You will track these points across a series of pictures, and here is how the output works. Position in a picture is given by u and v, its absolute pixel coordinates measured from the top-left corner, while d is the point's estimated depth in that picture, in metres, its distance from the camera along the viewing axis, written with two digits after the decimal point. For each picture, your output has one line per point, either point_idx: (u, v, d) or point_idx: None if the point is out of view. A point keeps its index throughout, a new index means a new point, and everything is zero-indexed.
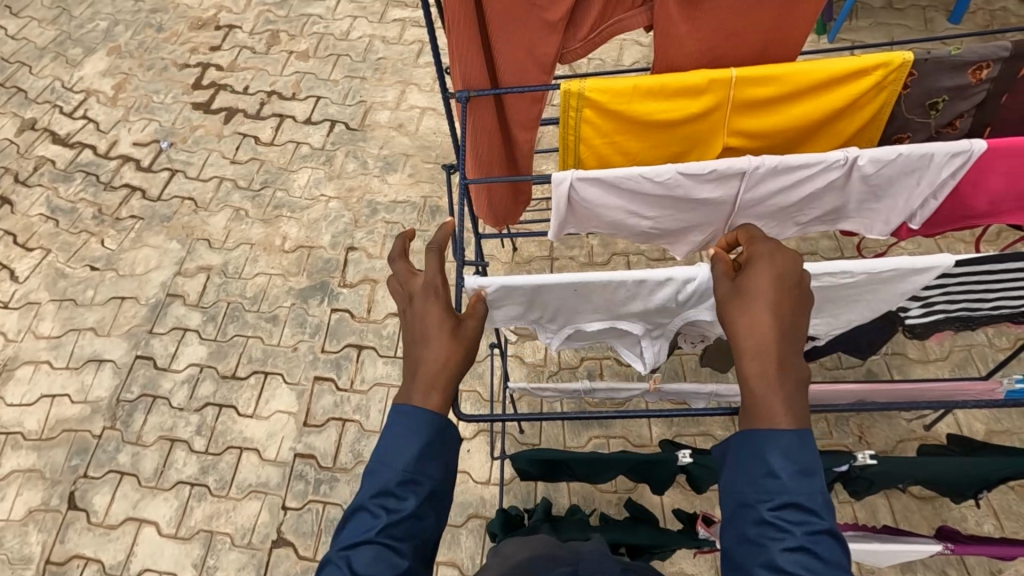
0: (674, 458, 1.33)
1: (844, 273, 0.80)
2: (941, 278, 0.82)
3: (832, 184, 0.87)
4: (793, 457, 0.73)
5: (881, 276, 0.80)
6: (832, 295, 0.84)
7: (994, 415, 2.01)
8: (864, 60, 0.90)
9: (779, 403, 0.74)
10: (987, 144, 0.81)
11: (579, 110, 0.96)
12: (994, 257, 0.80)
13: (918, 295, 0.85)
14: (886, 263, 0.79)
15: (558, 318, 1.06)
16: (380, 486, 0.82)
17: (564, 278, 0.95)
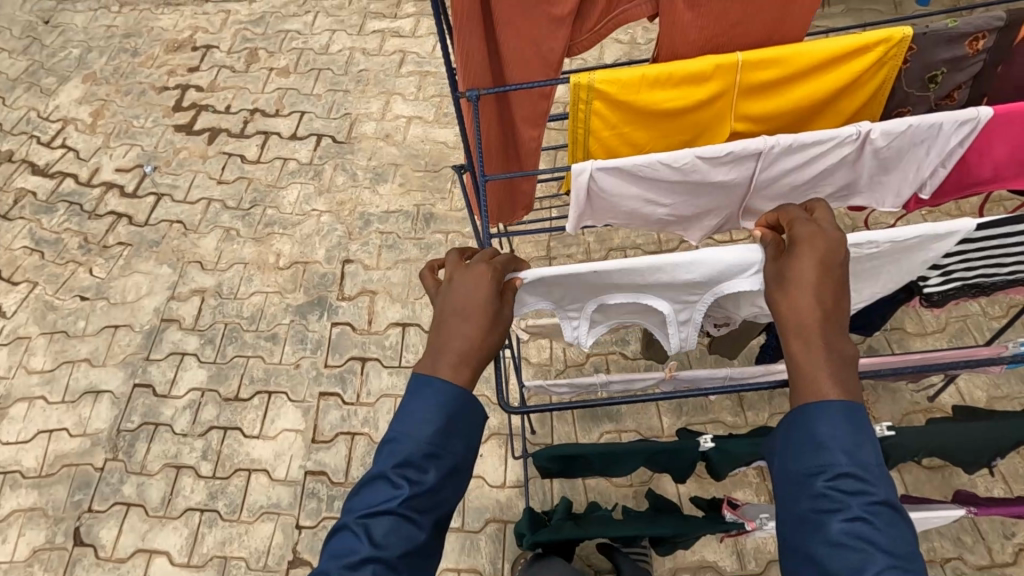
0: (695, 445, 1.35)
1: (871, 243, 0.81)
2: (961, 244, 0.83)
3: (845, 160, 0.88)
4: (843, 426, 0.76)
5: (904, 244, 0.82)
6: (856, 266, 0.85)
7: (995, 381, 2.05)
8: (866, 37, 0.92)
9: (827, 379, 0.77)
10: (994, 111, 0.83)
11: (588, 103, 0.97)
12: (1013, 220, 0.82)
13: (938, 262, 0.87)
14: (908, 231, 0.81)
15: (584, 296, 1.03)
16: (401, 456, 0.82)
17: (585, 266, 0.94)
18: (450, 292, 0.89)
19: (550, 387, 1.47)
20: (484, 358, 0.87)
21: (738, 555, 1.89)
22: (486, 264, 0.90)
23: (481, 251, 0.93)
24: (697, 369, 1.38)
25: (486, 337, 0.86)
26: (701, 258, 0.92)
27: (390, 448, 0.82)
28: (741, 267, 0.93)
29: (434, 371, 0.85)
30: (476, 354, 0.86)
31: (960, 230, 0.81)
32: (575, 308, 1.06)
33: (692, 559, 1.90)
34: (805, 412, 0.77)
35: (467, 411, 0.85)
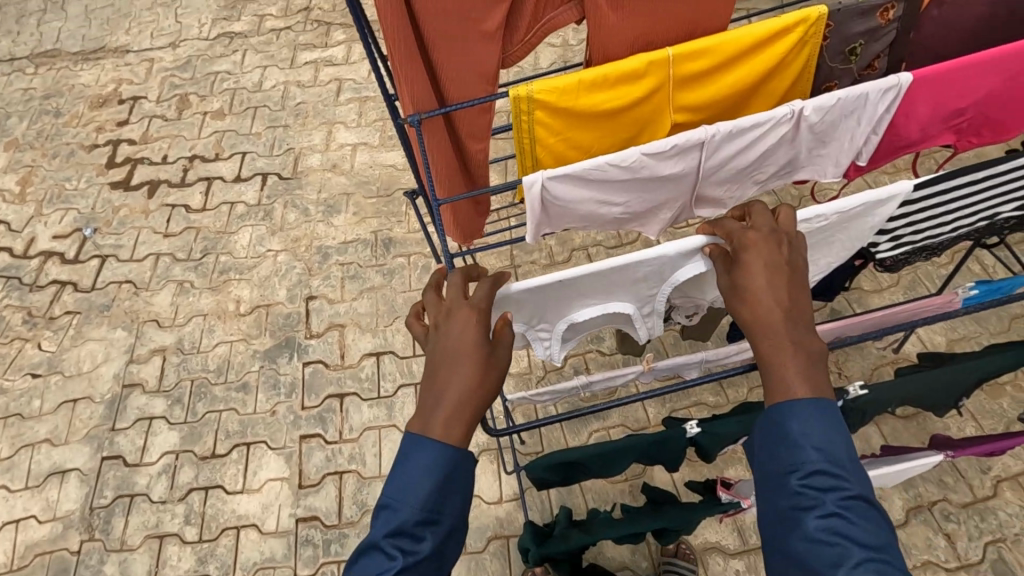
0: (682, 432, 1.36)
1: (820, 216, 0.84)
2: (903, 206, 0.86)
3: (784, 138, 0.91)
4: (815, 425, 0.77)
5: (850, 213, 0.85)
6: (810, 239, 0.88)
7: (951, 325, 2.15)
8: (786, 19, 0.95)
9: (795, 380, 0.78)
10: (914, 75, 0.87)
11: (530, 113, 0.98)
12: (948, 175, 0.85)
13: (885, 227, 0.90)
14: (852, 200, 0.84)
15: (554, 312, 1.03)
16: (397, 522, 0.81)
17: (553, 275, 0.94)
18: (437, 341, 0.88)
19: (533, 395, 1.45)
20: (479, 408, 0.85)
21: (739, 531, 1.92)
22: (469, 305, 0.89)
23: (458, 290, 0.92)
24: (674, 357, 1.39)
25: (477, 387, 0.84)
26: (659, 252, 0.93)
27: (385, 515, 0.81)
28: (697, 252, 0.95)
29: (426, 430, 0.83)
30: (467, 407, 0.84)
31: (886, 199, 0.84)
32: (546, 326, 1.06)
33: (696, 544, 1.92)
34: (777, 412, 0.79)
35: (458, 472, 0.84)
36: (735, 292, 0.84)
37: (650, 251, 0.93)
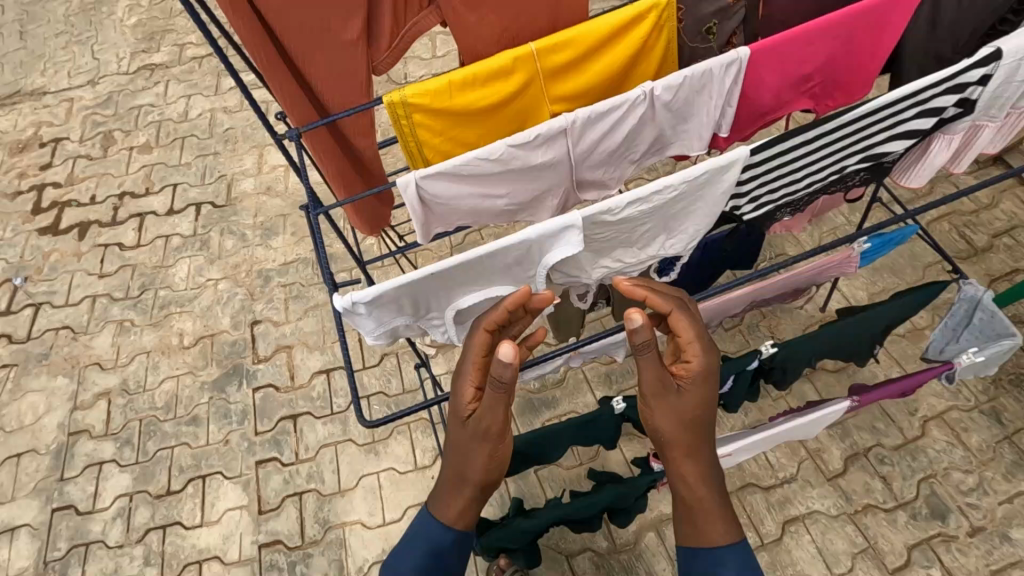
0: (610, 409, 1.40)
1: (667, 187, 0.82)
2: (749, 168, 0.86)
3: (645, 118, 0.96)
4: (731, 558, 0.98)
5: (700, 180, 0.83)
6: (667, 208, 0.86)
7: (870, 279, 2.26)
8: (639, 6, 1.01)
9: (715, 519, 1.00)
10: (755, 48, 0.92)
11: (409, 117, 1.01)
12: (790, 135, 0.85)
13: (740, 191, 0.92)
14: (699, 167, 0.81)
15: (436, 304, 0.89)
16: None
17: (416, 272, 0.79)
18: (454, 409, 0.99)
19: None
20: (467, 482, 0.97)
21: None
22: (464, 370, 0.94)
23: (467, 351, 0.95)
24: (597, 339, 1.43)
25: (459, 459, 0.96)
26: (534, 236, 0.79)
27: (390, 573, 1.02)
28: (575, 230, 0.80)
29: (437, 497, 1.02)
30: (460, 479, 0.98)
31: (736, 182, 0.86)
32: (433, 317, 0.93)
33: (651, 517, 1.98)
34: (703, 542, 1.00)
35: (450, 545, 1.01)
36: (667, 403, 0.97)
37: (492, 245, 0.79)
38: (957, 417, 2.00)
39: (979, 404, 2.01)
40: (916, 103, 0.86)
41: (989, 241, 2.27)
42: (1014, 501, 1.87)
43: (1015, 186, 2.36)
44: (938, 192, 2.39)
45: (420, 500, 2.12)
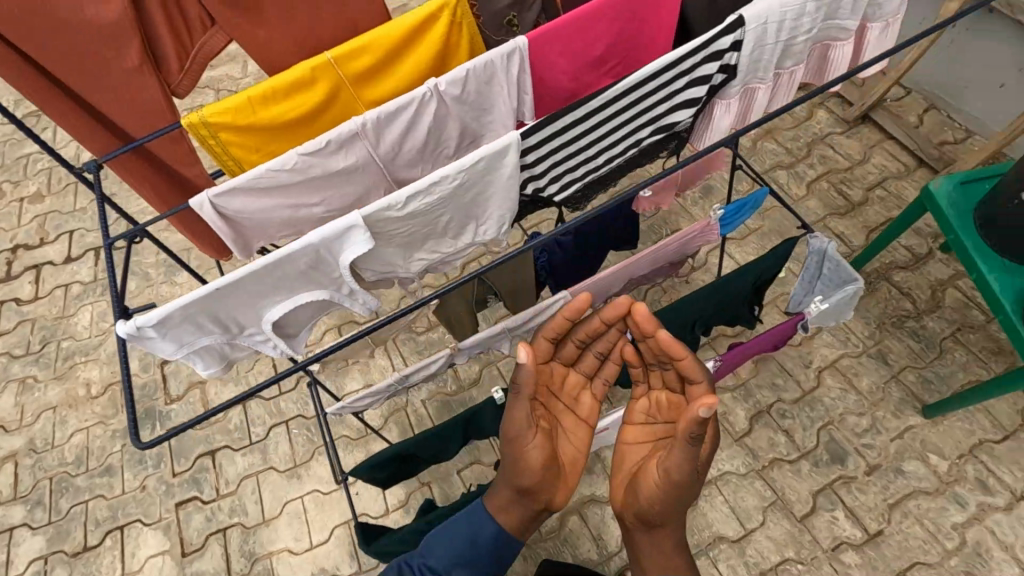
0: (490, 401, 1.44)
1: (444, 179, 0.84)
2: (531, 152, 0.89)
3: (442, 114, 0.98)
4: None
5: (477, 168, 0.85)
6: (455, 196, 0.89)
7: (760, 244, 2.36)
8: (431, 6, 1.03)
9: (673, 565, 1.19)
10: (535, 36, 0.96)
11: (215, 136, 1.01)
12: (566, 113, 0.87)
13: (536, 174, 0.94)
14: (471, 157, 0.84)
15: (245, 319, 0.90)
16: (426, 568, 1.22)
17: (204, 289, 0.79)
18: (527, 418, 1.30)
19: (352, 403, 1.52)
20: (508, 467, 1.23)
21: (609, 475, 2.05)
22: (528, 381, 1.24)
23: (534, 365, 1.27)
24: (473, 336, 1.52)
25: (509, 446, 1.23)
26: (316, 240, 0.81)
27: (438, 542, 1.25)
28: (358, 229, 0.82)
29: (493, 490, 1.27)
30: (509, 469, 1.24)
31: (522, 160, 0.89)
32: (248, 332, 0.93)
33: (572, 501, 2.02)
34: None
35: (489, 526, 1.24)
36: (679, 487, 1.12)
37: (271, 255, 0.80)
38: (847, 363, 2.10)
39: (867, 349, 2.12)
40: (682, 69, 0.91)
41: (864, 195, 2.40)
42: (905, 435, 1.97)
43: (883, 140, 2.50)
44: (815, 154, 2.52)
45: (346, 518, 2.11)
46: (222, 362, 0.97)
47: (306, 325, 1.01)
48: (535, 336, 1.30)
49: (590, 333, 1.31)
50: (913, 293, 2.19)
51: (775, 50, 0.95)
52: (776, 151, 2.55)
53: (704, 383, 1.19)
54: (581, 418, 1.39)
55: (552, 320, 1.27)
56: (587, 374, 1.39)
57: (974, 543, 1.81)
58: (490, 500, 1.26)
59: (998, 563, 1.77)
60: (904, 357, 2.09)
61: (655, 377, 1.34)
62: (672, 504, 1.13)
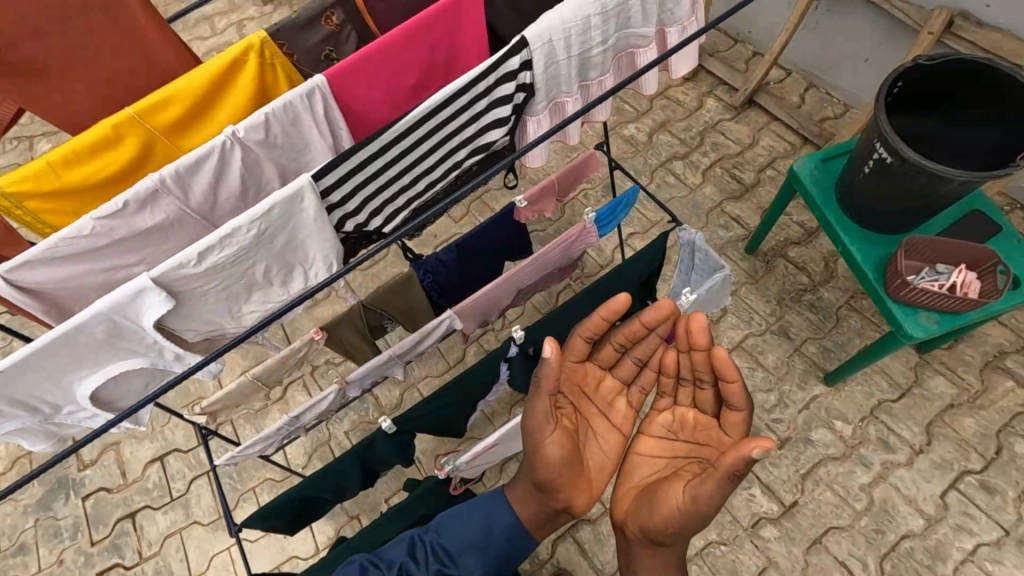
0: (381, 431, 1.42)
1: (236, 230, 0.82)
2: (333, 185, 0.88)
3: (250, 158, 0.96)
4: None
5: (272, 215, 0.84)
6: (258, 244, 0.88)
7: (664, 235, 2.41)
8: (232, 51, 1.01)
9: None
10: (332, 73, 0.94)
11: (21, 205, 0.98)
12: (362, 146, 0.86)
13: (351, 208, 0.94)
14: (262, 205, 0.83)
15: (52, 396, 0.91)
16: (438, 547, 1.27)
17: None
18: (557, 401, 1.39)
19: (241, 451, 1.48)
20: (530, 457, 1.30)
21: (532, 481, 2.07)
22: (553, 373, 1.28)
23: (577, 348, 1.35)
24: (361, 367, 1.50)
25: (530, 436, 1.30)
26: (94, 317, 0.80)
27: (447, 522, 1.30)
28: (143, 296, 0.81)
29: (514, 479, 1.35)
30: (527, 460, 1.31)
31: (327, 194, 0.89)
32: (64, 407, 0.96)
33: None
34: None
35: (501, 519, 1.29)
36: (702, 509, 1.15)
37: (49, 335, 0.79)
38: (752, 342, 2.17)
39: (769, 326, 2.19)
40: (483, 93, 0.92)
41: (755, 176, 2.48)
42: (811, 406, 2.05)
43: (769, 122, 2.59)
44: (708, 142, 2.59)
45: (277, 562, 2.06)
46: (50, 437, 1.01)
47: (135, 388, 1.04)
48: (575, 336, 1.40)
49: (629, 338, 1.42)
50: (808, 267, 2.27)
51: (574, 64, 0.98)
52: (671, 143, 2.62)
53: (744, 410, 1.26)
54: (612, 422, 1.48)
55: (590, 321, 1.36)
56: (623, 377, 1.50)
57: (881, 501, 1.89)
58: (511, 493, 1.33)
59: (904, 517, 1.85)
60: (804, 330, 2.17)
61: (684, 395, 1.42)
62: (690, 518, 1.16)
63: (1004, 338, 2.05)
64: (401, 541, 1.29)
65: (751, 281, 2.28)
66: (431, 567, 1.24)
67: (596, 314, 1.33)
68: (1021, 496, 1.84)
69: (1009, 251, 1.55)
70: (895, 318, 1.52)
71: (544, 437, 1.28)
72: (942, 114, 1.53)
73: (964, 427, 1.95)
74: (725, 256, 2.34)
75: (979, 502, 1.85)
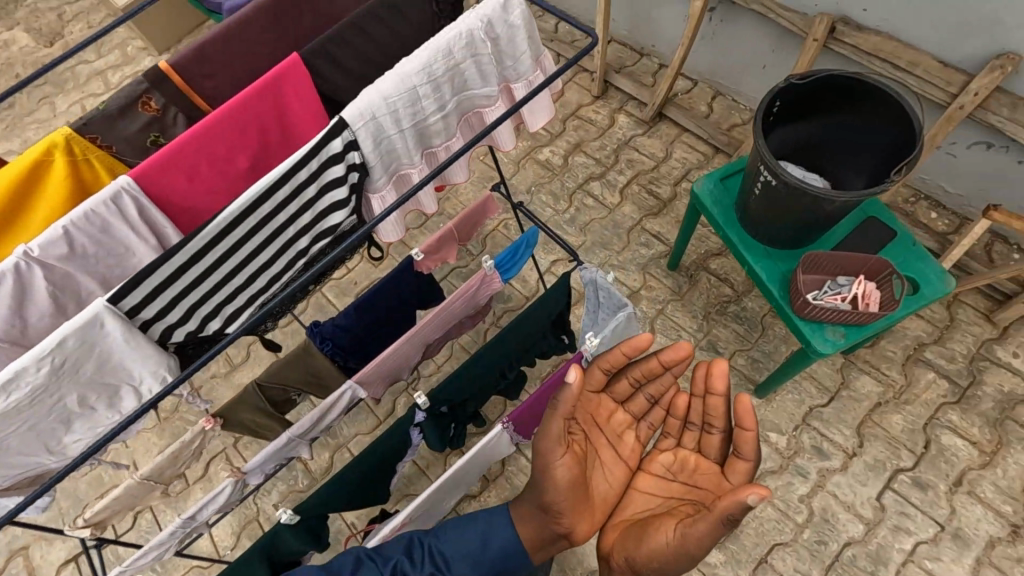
0: (281, 523, 1.31)
1: (24, 370, 0.86)
2: (145, 302, 0.93)
3: (59, 268, 0.94)
4: None
5: (67, 347, 0.89)
6: (58, 376, 0.92)
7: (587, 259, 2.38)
8: (37, 151, 1.01)
9: None
10: (135, 175, 0.91)
11: None
12: (166, 262, 0.91)
13: (170, 316, 0.99)
14: (53, 339, 0.87)
15: None
16: (436, 552, 1.24)
17: None
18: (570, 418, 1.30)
19: (129, 564, 1.34)
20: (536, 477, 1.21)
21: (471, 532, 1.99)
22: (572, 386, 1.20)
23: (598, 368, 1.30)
24: (261, 452, 1.40)
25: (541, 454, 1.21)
26: None
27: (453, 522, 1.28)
28: None
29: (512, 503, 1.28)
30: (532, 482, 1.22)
31: (148, 295, 0.93)
32: None
33: None
34: None
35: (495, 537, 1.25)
36: (697, 540, 1.08)
37: None
38: None
39: (697, 343, 2.17)
40: (308, 178, 0.96)
41: (672, 190, 2.47)
42: None
43: (681, 134, 2.59)
44: (623, 159, 2.58)
45: None
46: None
47: None
48: (592, 365, 1.36)
49: (646, 373, 1.38)
50: (730, 277, 2.27)
51: (410, 137, 1.05)
52: (587, 163, 2.59)
53: (752, 459, 1.22)
54: (619, 455, 1.40)
55: (611, 352, 1.31)
56: (636, 411, 1.43)
57: (821, 511, 1.87)
58: (514, 510, 1.27)
59: (845, 525, 1.84)
60: (732, 342, 2.16)
61: (690, 438, 1.37)
62: (682, 558, 1.10)
63: (922, 329, 2.08)
64: (400, 540, 1.28)
65: (677, 297, 2.26)
66: (425, 569, 1.22)
67: (620, 345, 1.29)
68: (953, 488, 1.85)
69: (902, 258, 1.57)
70: (804, 336, 1.49)
71: (554, 454, 1.18)
72: (818, 125, 1.57)
73: (894, 424, 1.96)
74: (649, 275, 2.31)
75: (915, 500, 1.85)
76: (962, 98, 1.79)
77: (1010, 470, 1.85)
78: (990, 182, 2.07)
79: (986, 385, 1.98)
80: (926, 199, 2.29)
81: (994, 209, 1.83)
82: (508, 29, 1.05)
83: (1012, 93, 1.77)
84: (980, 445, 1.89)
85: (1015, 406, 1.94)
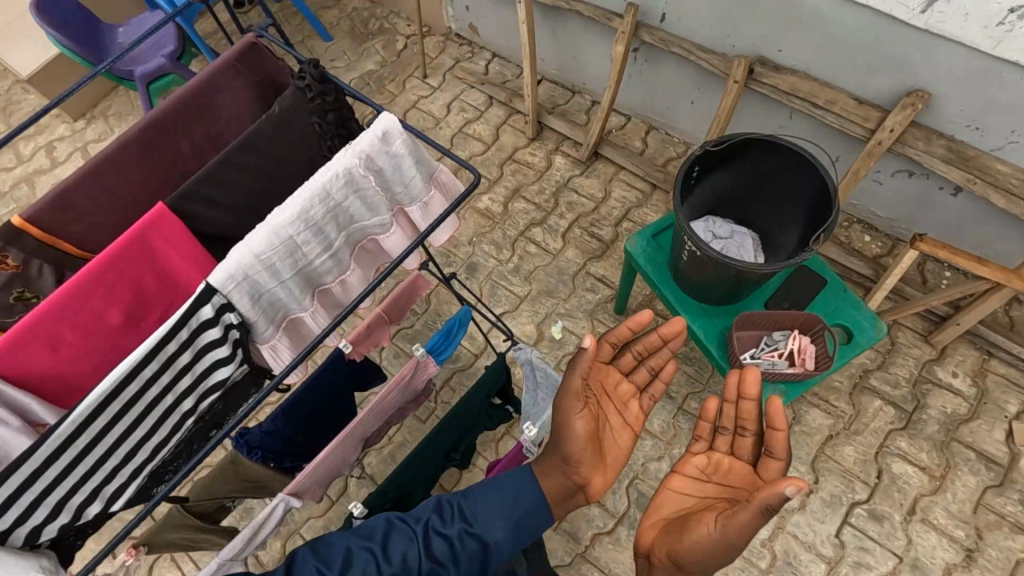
0: None
1: None
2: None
3: None
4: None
5: None
6: None
7: (534, 309, 2.34)
8: None
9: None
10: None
11: None
12: (19, 460, 0.86)
13: (32, 511, 0.92)
14: None
15: None
16: (467, 514, 1.26)
17: None
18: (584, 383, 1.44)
19: None
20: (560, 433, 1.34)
21: None
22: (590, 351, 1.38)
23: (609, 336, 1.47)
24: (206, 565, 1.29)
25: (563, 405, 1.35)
26: None
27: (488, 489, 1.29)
28: None
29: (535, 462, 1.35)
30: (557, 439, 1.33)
31: (13, 492, 0.88)
32: None
33: None
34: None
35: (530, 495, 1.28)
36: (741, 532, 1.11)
37: None
38: None
39: None
40: (178, 348, 0.95)
41: (613, 231, 2.46)
42: None
43: (618, 172, 2.58)
44: (563, 202, 2.55)
45: None
46: None
47: None
48: (603, 338, 1.53)
49: (648, 346, 1.55)
50: None
51: (294, 284, 1.06)
52: (527, 209, 2.56)
53: (785, 459, 1.26)
54: (626, 422, 1.51)
55: (618, 327, 1.51)
56: (647, 380, 1.56)
57: (783, 554, 1.86)
58: (535, 467, 1.33)
59: (807, 566, 1.84)
60: (684, 385, 2.14)
61: (721, 441, 1.39)
62: (726, 546, 1.13)
63: (866, 356, 2.11)
64: (428, 502, 1.29)
65: None
66: (458, 528, 1.24)
67: (627, 320, 1.46)
68: (907, 517, 1.87)
69: (835, 304, 1.57)
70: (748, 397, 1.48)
71: (573, 407, 1.33)
72: (715, 186, 1.58)
73: (846, 456, 1.97)
74: (597, 321, 2.29)
75: (872, 533, 1.86)
76: (879, 134, 1.81)
77: (959, 493, 1.88)
78: (915, 207, 2.11)
79: (931, 408, 2.01)
80: (859, 222, 2.33)
81: (920, 239, 1.85)
82: (392, 162, 1.04)
83: (926, 126, 1.80)
84: (929, 470, 1.92)
85: (959, 426, 1.97)
